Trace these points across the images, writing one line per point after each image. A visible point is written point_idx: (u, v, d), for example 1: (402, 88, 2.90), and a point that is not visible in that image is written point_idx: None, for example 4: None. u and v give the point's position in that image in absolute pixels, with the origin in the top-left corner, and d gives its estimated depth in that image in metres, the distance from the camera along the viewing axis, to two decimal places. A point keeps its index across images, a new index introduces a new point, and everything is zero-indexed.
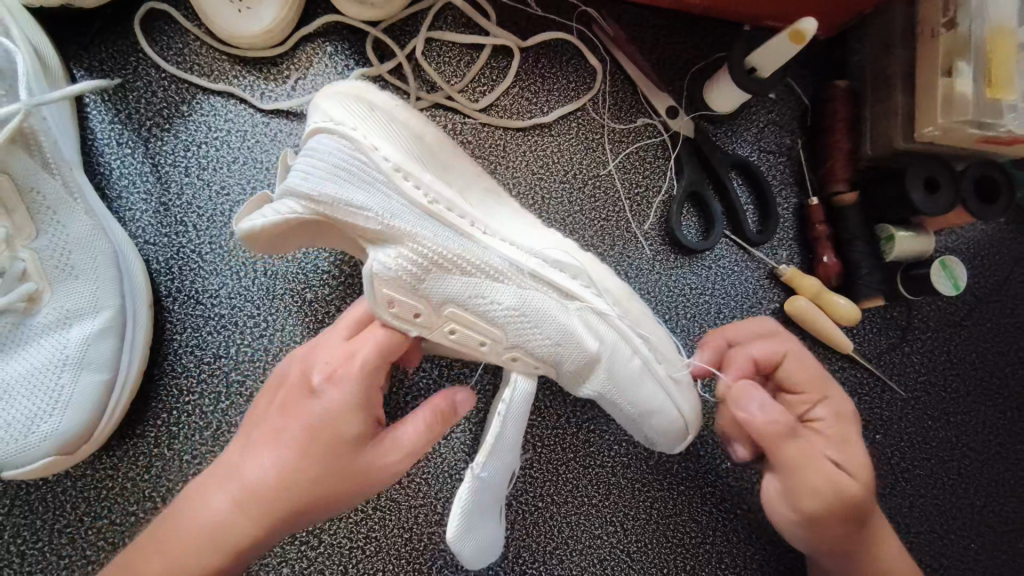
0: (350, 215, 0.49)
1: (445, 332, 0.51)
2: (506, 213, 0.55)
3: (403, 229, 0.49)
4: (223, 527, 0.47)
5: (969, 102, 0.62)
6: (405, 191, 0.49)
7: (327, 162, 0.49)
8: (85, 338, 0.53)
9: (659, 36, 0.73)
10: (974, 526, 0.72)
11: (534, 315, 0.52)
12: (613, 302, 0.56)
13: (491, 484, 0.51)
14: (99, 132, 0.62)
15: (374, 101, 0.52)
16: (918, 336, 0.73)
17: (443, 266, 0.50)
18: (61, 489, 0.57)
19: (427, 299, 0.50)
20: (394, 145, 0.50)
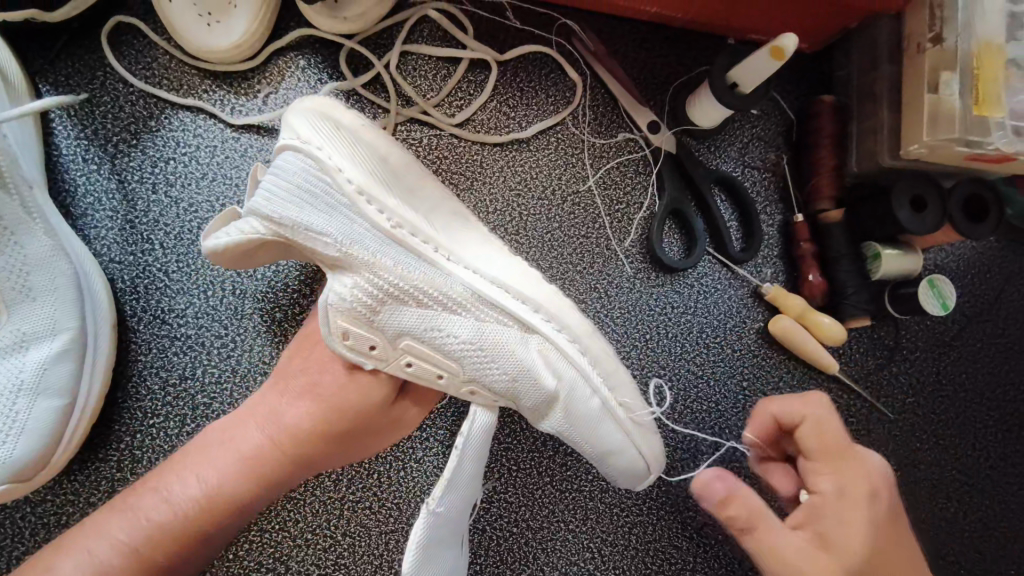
0: (310, 241, 0.47)
1: (402, 365, 0.50)
2: (476, 239, 0.52)
3: (362, 258, 0.47)
4: (224, 487, 0.48)
5: (955, 118, 0.60)
6: (369, 217, 0.47)
7: (291, 180, 0.46)
8: (42, 361, 0.51)
9: (642, 49, 0.71)
10: (963, 552, 0.70)
11: (494, 351, 0.50)
12: (576, 338, 0.53)
13: (448, 520, 0.50)
14: (64, 147, 0.61)
15: (341, 119, 0.48)
16: (906, 356, 0.72)
17: (401, 297, 0.48)
18: (19, 515, 0.56)
19: (384, 330, 0.48)
20: (359, 166, 0.47)
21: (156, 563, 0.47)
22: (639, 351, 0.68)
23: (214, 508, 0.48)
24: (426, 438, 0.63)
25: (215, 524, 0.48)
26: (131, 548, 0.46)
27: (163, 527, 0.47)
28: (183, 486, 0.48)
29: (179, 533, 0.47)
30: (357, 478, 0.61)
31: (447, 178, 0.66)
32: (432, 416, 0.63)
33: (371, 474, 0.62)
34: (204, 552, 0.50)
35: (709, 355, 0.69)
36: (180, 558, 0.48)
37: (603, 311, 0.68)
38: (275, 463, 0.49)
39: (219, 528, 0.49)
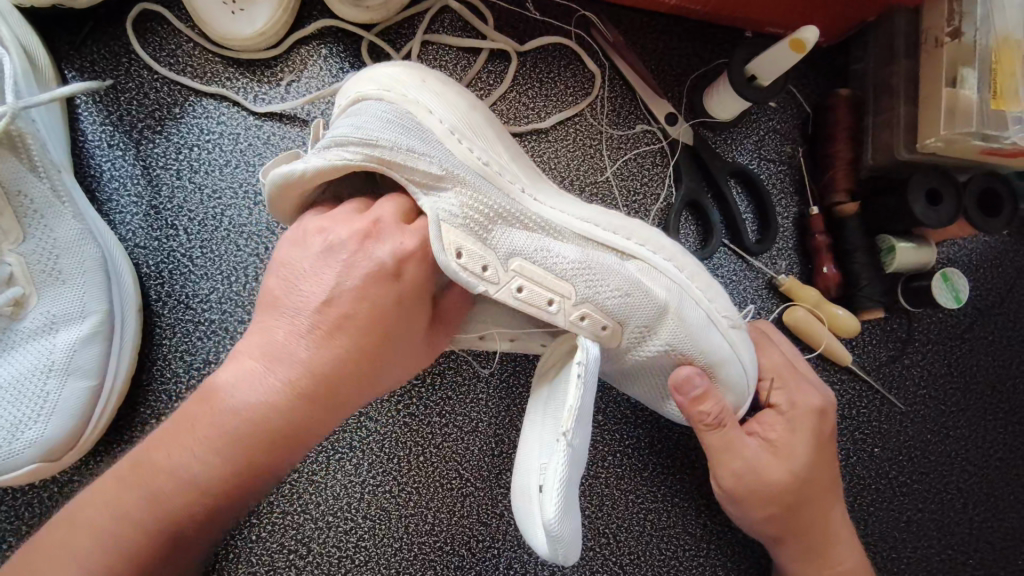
0: (410, 160, 0.47)
1: (514, 290, 0.47)
2: (554, 193, 0.55)
3: (463, 177, 0.48)
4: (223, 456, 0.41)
5: (971, 114, 0.61)
6: (461, 150, 0.49)
7: (381, 117, 0.48)
8: (72, 343, 0.52)
9: (660, 42, 0.72)
10: (972, 541, 0.71)
11: (600, 268, 0.50)
12: (671, 258, 0.55)
13: (577, 455, 0.47)
14: (90, 133, 0.62)
15: (425, 75, 0.53)
16: (918, 349, 0.72)
17: (506, 219, 0.49)
18: (47, 495, 0.57)
19: (495, 249, 0.47)
20: (448, 112, 0.50)
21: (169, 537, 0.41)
22: None
23: (242, 476, 0.42)
24: (446, 423, 0.64)
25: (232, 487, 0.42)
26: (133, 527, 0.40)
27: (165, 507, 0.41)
28: (191, 453, 0.41)
29: (184, 512, 0.41)
30: (377, 462, 0.62)
31: None
32: (452, 402, 0.64)
33: (391, 459, 0.63)
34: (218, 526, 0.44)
35: None
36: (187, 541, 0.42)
37: None
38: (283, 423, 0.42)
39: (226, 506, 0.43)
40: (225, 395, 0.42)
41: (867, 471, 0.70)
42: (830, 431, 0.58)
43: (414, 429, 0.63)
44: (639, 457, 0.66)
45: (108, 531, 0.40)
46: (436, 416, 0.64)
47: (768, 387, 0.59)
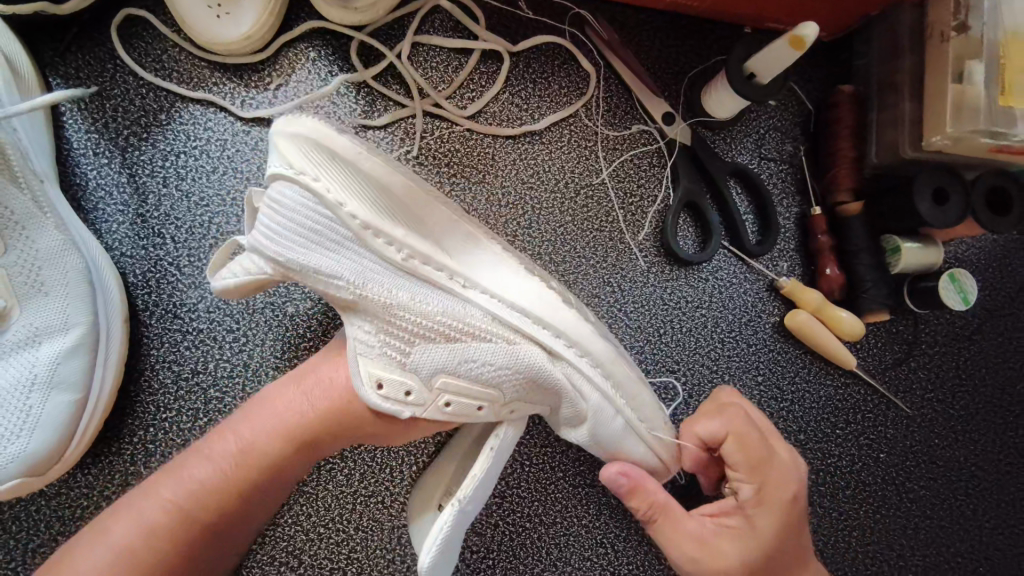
0: (320, 283, 0.47)
1: (441, 405, 0.48)
2: (489, 260, 0.51)
3: (376, 296, 0.47)
4: (263, 450, 0.47)
5: (980, 110, 0.59)
6: (377, 249, 0.46)
7: (294, 224, 0.45)
8: (55, 355, 0.51)
9: (657, 38, 0.70)
10: (981, 548, 0.69)
11: (527, 374, 0.49)
12: (599, 364, 0.53)
13: (468, 516, 0.51)
14: (75, 141, 0.61)
15: (333, 148, 0.45)
16: (925, 351, 0.71)
17: (425, 337, 0.47)
18: (35, 508, 0.56)
19: (415, 373, 0.47)
20: (361, 199, 0.46)
21: (197, 522, 0.46)
22: (652, 346, 0.67)
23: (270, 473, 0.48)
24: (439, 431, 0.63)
25: (258, 482, 0.48)
26: (178, 512, 0.45)
27: (207, 495, 0.46)
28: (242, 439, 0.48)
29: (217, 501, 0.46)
30: (370, 473, 0.61)
31: (459, 171, 0.66)
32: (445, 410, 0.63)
33: (383, 469, 0.61)
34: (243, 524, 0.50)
35: (724, 350, 0.68)
36: (221, 531, 0.48)
37: (618, 305, 0.67)
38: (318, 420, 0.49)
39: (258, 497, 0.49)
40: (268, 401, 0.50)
41: (872, 477, 0.69)
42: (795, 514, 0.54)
43: (406, 438, 0.62)
44: None
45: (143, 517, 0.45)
46: None
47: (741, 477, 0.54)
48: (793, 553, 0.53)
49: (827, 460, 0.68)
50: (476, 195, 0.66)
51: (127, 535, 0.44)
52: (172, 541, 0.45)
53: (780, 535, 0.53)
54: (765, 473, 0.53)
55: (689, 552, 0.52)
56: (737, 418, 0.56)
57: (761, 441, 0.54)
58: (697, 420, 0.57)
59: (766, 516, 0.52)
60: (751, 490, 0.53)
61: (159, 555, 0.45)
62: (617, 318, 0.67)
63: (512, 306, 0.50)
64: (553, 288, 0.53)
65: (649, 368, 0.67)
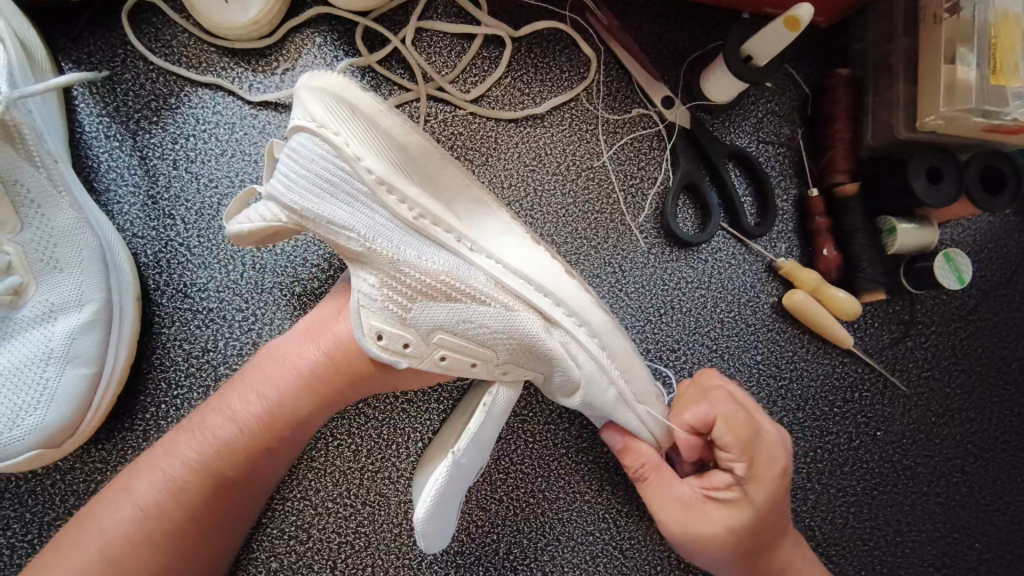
0: (332, 233, 0.49)
1: (436, 359, 0.51)
2: (495, 228, 0.53)
3: (384, 251, 0.49)
4: (275, 405, 0.51)
5: (972, 89, 0.60)
6: (388, 205, 0.49)
7: (308, 173, 0.48)
8: (71, 330, 0.53)
9: (657, 23, 0.71)
10: (977, 525, 0.70)
11: (523, 338, 0.51)
12: (596, 333, 0.54)
13: (466, 469, 0.53)
14: (87, 124, 0.62)
15: (357, 104, 0.49)
16: (921, 331, 0.72)
17: (428, 294, 0.49)
18: (50, 482, 0.57)
19: (416, 327, 0.49)
20: (379, 157, 0.49)
21: (220, 476, 0.50)
22: (652, 325, 0.68)
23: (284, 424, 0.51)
24: (444, 407, 0.64)
25: (273, 434, 0.51)
26: (199, 465, 0.50)
27: (224, 449, 0.50)
28: (253, 396, 0.51)
29: (233, 453, 0.50)
30: (376, 449, 0.63)
31: (463, 154, 0.67)
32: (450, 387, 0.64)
33: (390, 445, 0.63)
34: (265, 475, 0.53)
35: (723, 330, 0.69)
36: (243, 482, 0.52)
37: (619, 286, 0.68)
38: (325, 372, 0.52)
39: (273, 450, 0.52)
40: (277, 354, 0.53)
41: (870, 455, 0.70)
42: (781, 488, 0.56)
43: (412, 414, 0.63)
44: None
45: (166, 473, 0.49)
46: (434, 401, 0.64)
47: (731, 458, 0.55)
48: (778, 522, 0.57)
49: (825, 438, 0.69)
50: (479, 178, 0.67)
51: (154, 491, 0.49)
52: (198, 493, 0.49)
53: (768, 507, 0.55)
54: (754, 452, 0.54)
55: (676, 515, 0.55)
56: (725, 402, 0.55)
57: (749, 422, 0.55)
58: (684, 411, 0.57)
59: (758, 490, 0.54)
60: (743, 468, 0.54)
61: (184, 505, 0.49)
62: (618, 298, 0.68)
63: (514, 272, 0.52)
64: (557, 259, 0.55)
65: (650, 347, 0.68)
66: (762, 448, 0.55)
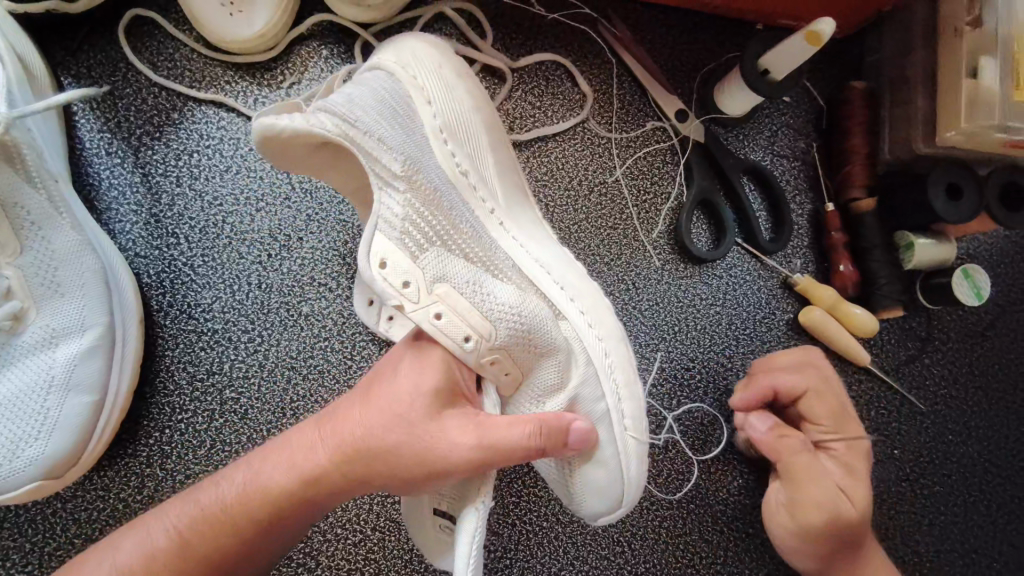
0: (369, 147, 0.49)
1: (431, 316, 0.48)
2: (533, 226, 0.55)
3: (422, 181, 0.50)
4: (305, 468, 0.46)
5: (996, 105, 0.59)
6: (439, 152, 0.51)
7: (375, 93, 0.50)
8: (72, 357, 0.51)
9: (670, 34, 0.70)
10: (996, 544, 0.69)
11: (530, 317, 0.50)
12: (603, 333, 0.53)
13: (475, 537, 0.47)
14: (88, 140, 0.60)
15: (449, 63, 0.53)
16: (938, 347, 0.71)
17: (447, 245, 0.50)
18: (51, 511, 0.56)
19: (423, 269, 0.48)
20: (448, 109, 0.51)
21: (211, 547, 0.44)
22: (667, 343, 0.67)
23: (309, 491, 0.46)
24: None
25: (292, 505, 0.46)
26: (187, 534, 0.44)
27: (234, 512, 0.45)
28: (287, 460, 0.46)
29: (258, 517, 0.45)
30: None
31: None
32: None
33: None
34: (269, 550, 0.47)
35: (738, 348, 0.68)
36: (240, 558, 0.46)
37: (633, 303, 0.67)
38: (370, 441, 0.46)
39: (285, 524, 0.46)
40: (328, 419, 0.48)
41: (887, 473, 0.69)
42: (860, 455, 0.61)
43: None
44: (653, 464, 0.65)
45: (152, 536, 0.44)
46: None
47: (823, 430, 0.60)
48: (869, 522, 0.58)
49: None
50: None
51: (136, 554, 0.44)
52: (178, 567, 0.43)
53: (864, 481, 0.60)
54: (844, 422, 0.61)
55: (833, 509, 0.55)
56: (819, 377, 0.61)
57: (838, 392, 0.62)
58: (773, 371, 0.61)
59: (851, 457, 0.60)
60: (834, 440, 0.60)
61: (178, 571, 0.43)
62: (632, 315, 0.67)
63: (539, 262, 0.52)
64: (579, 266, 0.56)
65: (665, 366, 0.67)
66: (851, 420, 0.61)
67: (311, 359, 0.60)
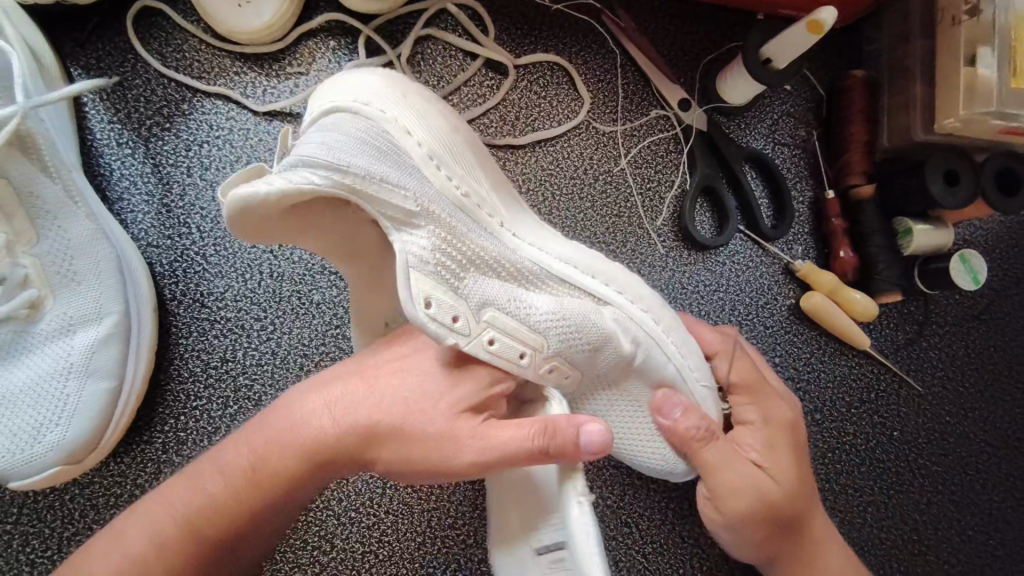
0: (381, 193, 0.44)
1: (485, 342, 0.46)
2: (537, 226, 0.54)
3: (437, 215, 0.46)
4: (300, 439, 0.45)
5: (994, 91, 0.60)
6: (436, 180, 0.47)
7: (350, 135, 0.44)
8: (90, 344, 0.52)
9: (673, 24, 0.71)
10: (992, 521, 0.71)
11: (576, 320, 0.49)
12: (649, 307, 0.54)
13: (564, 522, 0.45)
14: (98, 131, 0.61)
15: (406, 90, 0.48)
16: (936, 331, 0.72)
17: (480, 267, 0.48)
18: (69, 497, 0.56)
19: (466, 299, 0.46)
20: (428, 132, 0.47)
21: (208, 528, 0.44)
22: None
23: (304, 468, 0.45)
24: None
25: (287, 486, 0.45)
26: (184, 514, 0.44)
27: (231, 490, 0.45)
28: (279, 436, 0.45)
29: (269, 488, 0.45)
30: None
31: None
32: None
33: None
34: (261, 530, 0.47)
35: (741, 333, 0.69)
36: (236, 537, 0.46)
37: None
38: (369, 414, 0.46)
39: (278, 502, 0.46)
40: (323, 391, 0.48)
41: (887, 454, 0.70)
42: (801, 441, 0.58)
43: None
44: None
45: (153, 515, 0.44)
46: None
47: (738, 403, 0.58)
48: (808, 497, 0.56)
49: (842, 438, 0.70)
50: None
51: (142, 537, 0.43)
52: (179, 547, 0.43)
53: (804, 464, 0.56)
54: (761, 396, 0.58)
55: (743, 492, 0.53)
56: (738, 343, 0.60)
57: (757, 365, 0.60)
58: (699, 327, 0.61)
59: (779, 434, 0.57)
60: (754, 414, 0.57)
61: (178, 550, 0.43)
62: None
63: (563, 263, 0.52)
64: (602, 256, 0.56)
65: None
66: (769, 393, 0.58)
67: (322, 346, 0.61)
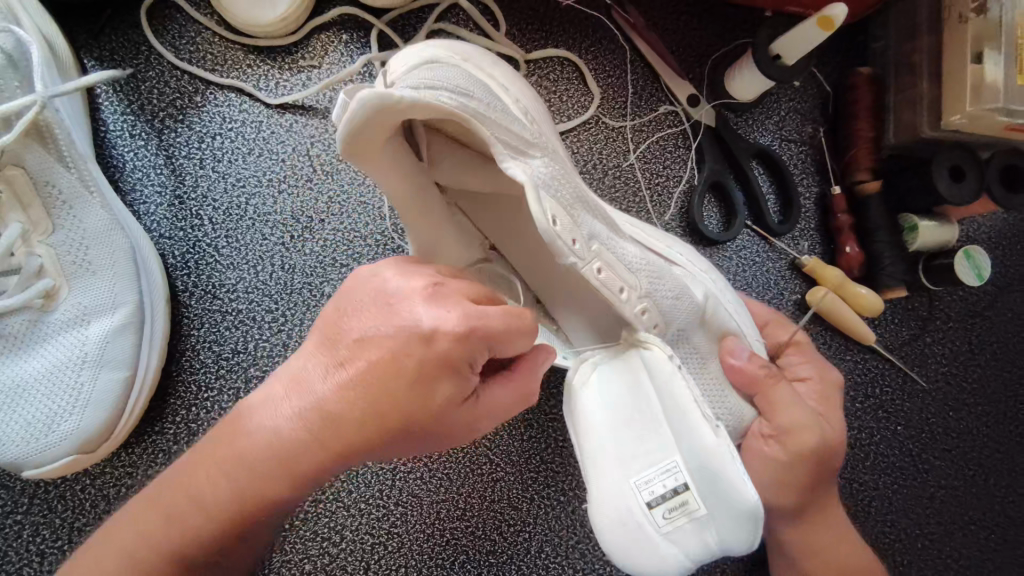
0: (503, 120, 0.44)
1: (596, 270, 0.45)
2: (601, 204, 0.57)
3: (542, 152, 0.47)
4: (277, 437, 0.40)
5: (999, 90, 0.61)
6: (533, 129, 0.49)
7: (461, 72, 0.46)
8: (104, 334, 0.52)
9: (681, 21, 0.72)
10: (993, 516, 0.72)
11: (659, 268, 0.50)
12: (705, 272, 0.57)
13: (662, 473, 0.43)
14: (111, 123, 0.61)
15: (496, 65, 0.53)
16: (939, 327, 0.73)
17: (590, 207, 0.48)
18: (80, 487, 0.57)
19: (581, 227, 0.45)
20: (518, 97, 0.51)
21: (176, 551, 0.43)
22: None
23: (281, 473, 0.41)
24: None
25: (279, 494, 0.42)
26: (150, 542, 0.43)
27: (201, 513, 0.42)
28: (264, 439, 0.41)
29: (235, 515, 0.42)
30: None
31: None
32: None
33: None
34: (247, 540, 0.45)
35: None
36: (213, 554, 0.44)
37: None
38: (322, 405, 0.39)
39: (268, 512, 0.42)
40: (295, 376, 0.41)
41: (890, 449, 0.71)
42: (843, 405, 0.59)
43: None
44: None
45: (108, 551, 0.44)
46: None
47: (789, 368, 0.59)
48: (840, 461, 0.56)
49: (847, 432, 0.71)
50: None
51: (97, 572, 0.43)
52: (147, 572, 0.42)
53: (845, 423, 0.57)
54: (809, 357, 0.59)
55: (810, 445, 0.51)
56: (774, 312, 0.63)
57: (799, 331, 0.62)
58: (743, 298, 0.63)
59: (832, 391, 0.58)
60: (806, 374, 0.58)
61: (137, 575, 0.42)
62: None
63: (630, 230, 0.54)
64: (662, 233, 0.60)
65: None
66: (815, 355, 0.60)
67: None
